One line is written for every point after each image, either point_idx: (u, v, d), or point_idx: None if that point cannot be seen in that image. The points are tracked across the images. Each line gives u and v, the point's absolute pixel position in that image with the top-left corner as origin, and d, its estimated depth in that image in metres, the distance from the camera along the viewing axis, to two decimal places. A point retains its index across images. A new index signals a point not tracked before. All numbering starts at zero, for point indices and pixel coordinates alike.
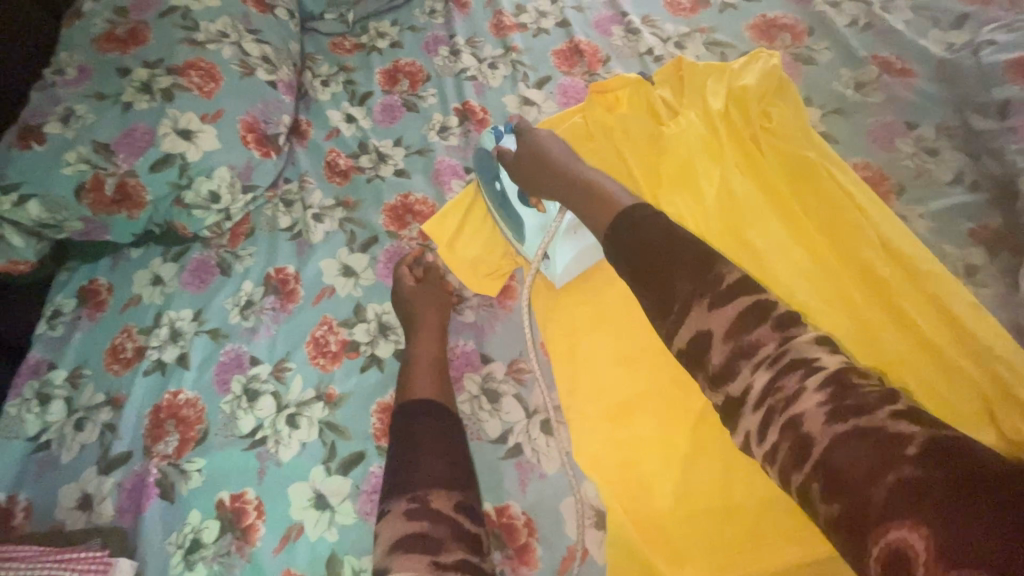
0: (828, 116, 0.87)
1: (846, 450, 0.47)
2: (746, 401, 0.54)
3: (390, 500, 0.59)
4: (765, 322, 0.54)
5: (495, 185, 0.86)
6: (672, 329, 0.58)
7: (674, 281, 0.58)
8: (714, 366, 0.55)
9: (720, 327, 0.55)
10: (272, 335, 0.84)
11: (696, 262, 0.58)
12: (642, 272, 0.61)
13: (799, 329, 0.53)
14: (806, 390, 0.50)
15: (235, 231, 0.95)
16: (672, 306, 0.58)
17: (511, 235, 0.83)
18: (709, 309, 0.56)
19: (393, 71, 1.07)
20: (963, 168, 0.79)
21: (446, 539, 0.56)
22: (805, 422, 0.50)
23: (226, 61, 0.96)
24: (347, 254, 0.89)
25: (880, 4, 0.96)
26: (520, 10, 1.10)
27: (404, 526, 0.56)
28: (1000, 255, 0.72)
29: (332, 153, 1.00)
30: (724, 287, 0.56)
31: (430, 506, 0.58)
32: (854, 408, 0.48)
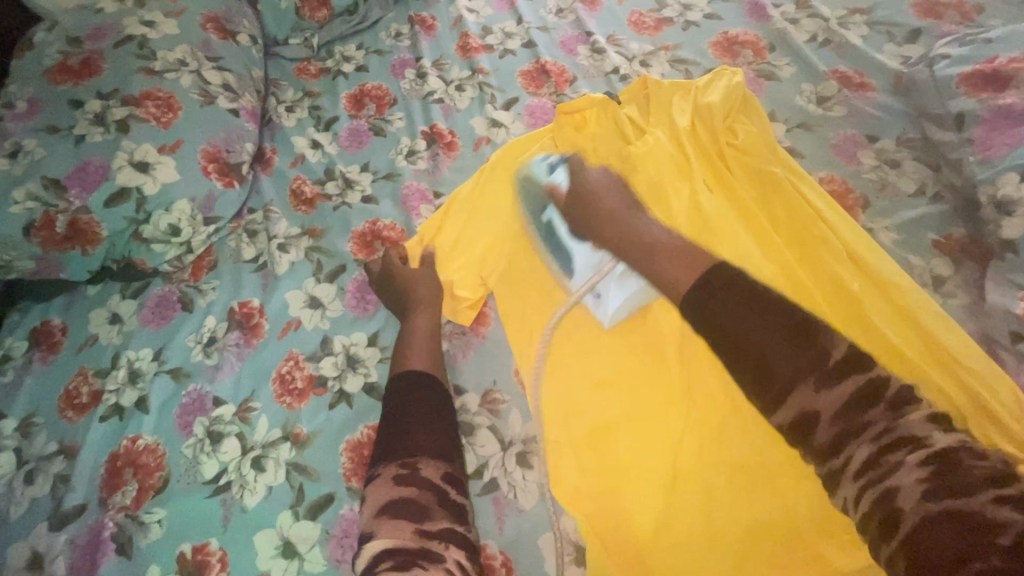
0: (792, 131, 0.87)
1: (937, 530, 0.46)
2: (846, 470, 0.54)
3: (380, 465, 0.61)
4: (878, 401, 0.53)
5: (544, 217, 0.83)
6: (770, 406, 0.57)
7: (775, 361, 0.56)
8: (818, 442, 0.55)
9: (830, 410, 0.54)
10: (236, 373, 0.81)
11: (794, 333, 0.56)
12: (738, 348, 0.58)
13: (909, 407, 0.53)
14: (905, 463, 0.50)
15: (198, 264, 0.92)
16: (772, 384, 0.56)
17: (558, 269, 0.81)
18: (817, 389, 0.54)
19: (359, 95, 1.06)
20: (924, 179, 0.79)
21: (432, 508, 0.57)
22: (900, 495, 0.49)
23: (185, 90, 0.94)
24: (314, 285, 0.87)
25: (837, 21, 0.98)
26: (486, 32, 1.10)
27: (393, 492, 0.58)
28: (964, 266, 0.72)
29: (298, 181, 0.97)
30: (831, 365, 0.55)
31: (419, 474, 0.59)
32: (954, 489, 0.48)
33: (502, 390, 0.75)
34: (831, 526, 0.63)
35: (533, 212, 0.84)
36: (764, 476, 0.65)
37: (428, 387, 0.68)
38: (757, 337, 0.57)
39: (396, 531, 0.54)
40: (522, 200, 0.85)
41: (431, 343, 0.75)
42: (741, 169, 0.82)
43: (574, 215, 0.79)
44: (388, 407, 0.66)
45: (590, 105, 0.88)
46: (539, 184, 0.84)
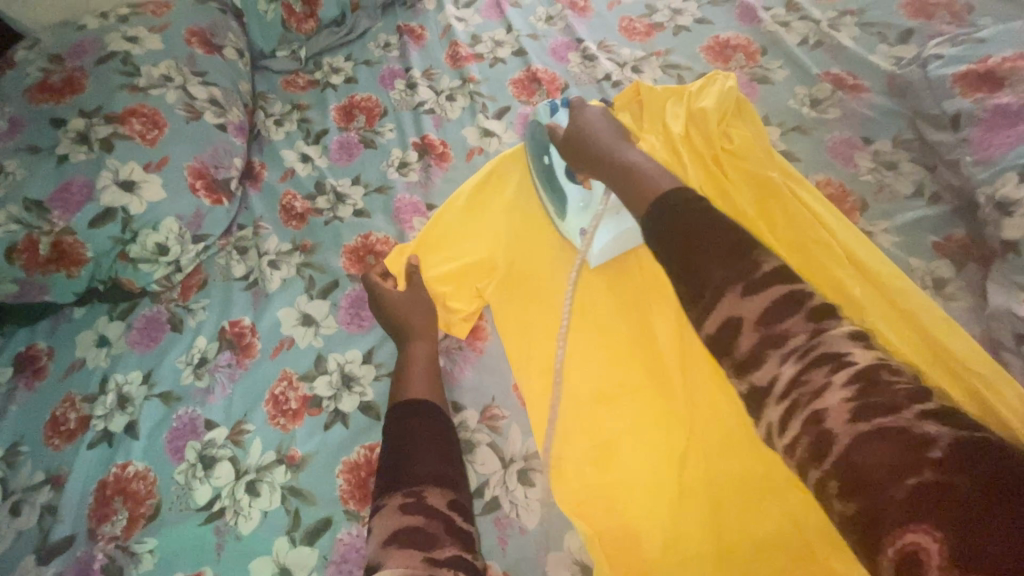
0: (787, 134, 0.87)
1: (867, 448, 0.45)
2: (771, 391, 0.52)
3: (385, 495, 0.58)
4: (799, 311, 0.53)
5: (545, 159, 0.85)
6: (700, 315, 0.57)
7: (707, 271, 0.57)
8: (740, 354, 0.54)
9: (752, 314, 0.54)
10: (228, 395, 0.79)
11: (731, 247, 0.57)
12: (676, 258, 0.59)
13: (833, 323, 0.52)
14: (832, 383, 0.48)
15: (187, 283, 0.90)
16: (703, 292, 0.57)
17: (553, 211, 0.83)
18: (743, 295, 0.54)
19: (349, 106, 1.04)
20: (922, 181, 0.79)
21: (440, 537, 0.54)
22: (827, 416, 0.48)
23: (170, 106, 0.92)
24: (306, 302, 0.85)
25: (828, 23, 0.97)
26: (475, 40, 1.09)
27: (400, 521, 0.55)
28: (965, 267, 0.71)
29: (288, 196, 0.96)
30: (758, 274, 0.55)
31: (425, 502, 0.57)
32: (883, 407, 0.46)
33: (502, 406, 0.74)
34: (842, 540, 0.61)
35: (534, 154, 0.86)
36: (769, 486, 0.64)
37: (430, 415, 0.66)
38: (701, 243, 0.58)
39: (404, 563, 0.51)
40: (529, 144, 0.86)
41: (430, 371, 0.72)
42: (737, 174, 0.81)
43: (569, 148, 0.80)
44: (388, 436, 0.64)
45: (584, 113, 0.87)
46: (540, 127, 0.86)
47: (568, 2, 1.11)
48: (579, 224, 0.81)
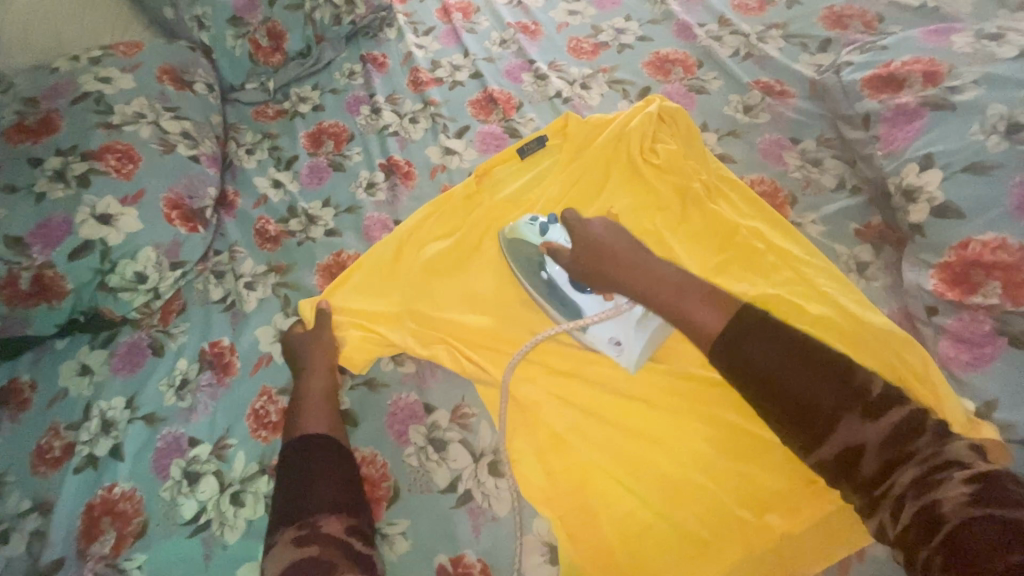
0: (723, 138, 0.94)
1: (976, 535, 0.50)
2: (887, 491, 0.57)
3: (279, 531, 0.64)
4: (924, 431, 0.58)
5: (543, 274, 0.83)
6: (815, 442, 0.60)
7: (819, 403, 0.60)
8: (864, 470, 0.59)
9: (874, 439, 0.58)
10: (210, 413, 0.82)
11: (834, 372, 0.60)
12: (775, 392, 0.62)
13: (953, 437, 0.57)
14: (950, 479, 0.54)
15: (167, 308, 0.94)
16: (816, 420, 0.60)
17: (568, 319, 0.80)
18: (864, 422, 0.59)
19: (318, 133, 1.10)
20: (844, 175, 0.86)
21: (337, 561, 0.61)
22: (941, 505, 0.53)
23: (144, 141, 0.97)
24: (283, 320, 0.89)
25: (756, 36, 1.06)
26: (435, 65, 1.16)
27: (295, 553, 0.61)
28: (884, 250, 0.79)
29: (261, 220, 1.00)
30: (872, 400, 0.59)
31: (319, 531, 0.63)
32: (997, 502, 0.52)
33: (470, 405, 0.78)
34: (779, 501, 0.67)
35: (530, 271, 0.84)
36: (711, 462, 0.70)
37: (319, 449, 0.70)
38: (796, 371, 0.61)
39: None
40: (520, 264, 0.85)
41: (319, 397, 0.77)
42: (648, 195, 0.88)
43: (584, 266, 0.79)
44: (284, 470, 0.69)
45: (512, 154, 0.97)
46: (530, 247, 0.84)
47: (520, 27, 1.19)
48: (609, 333, 0.77)
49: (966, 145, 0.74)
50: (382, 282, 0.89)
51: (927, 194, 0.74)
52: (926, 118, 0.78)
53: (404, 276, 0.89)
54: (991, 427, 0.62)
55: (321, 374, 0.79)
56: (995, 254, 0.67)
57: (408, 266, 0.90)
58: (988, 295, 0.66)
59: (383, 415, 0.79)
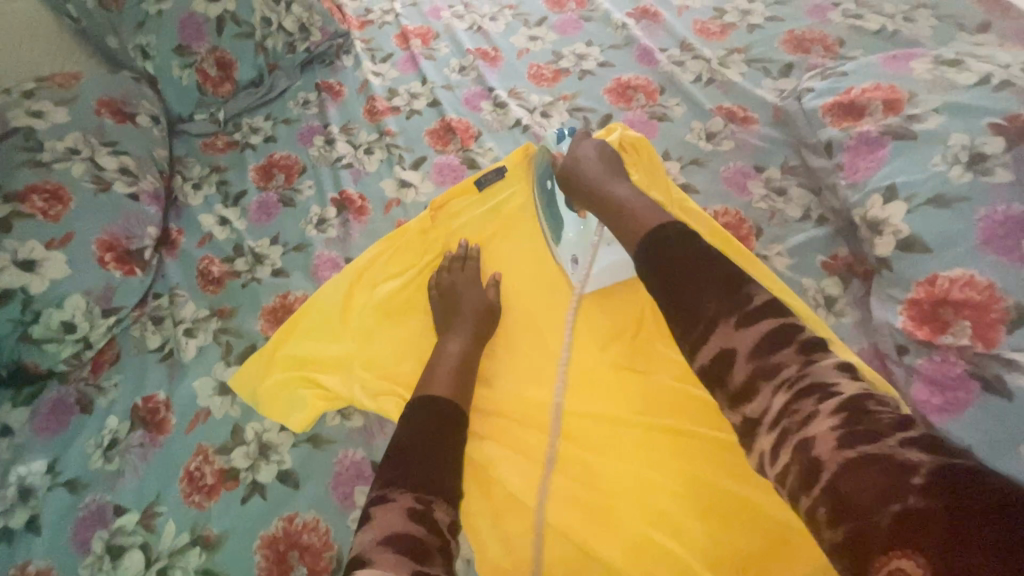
0: (686, 167, 0.91)
1: (849, 476, 0.48)
2: (763, 420, 0.56)
3: (395, 489, 0.58)
4: (790, 347, 0.57)
5: (547, 184, 0.87)
6: (696, 344, 0.60)
7: (703, 303, 0.59)
8: (734, 385, 0.57)
9: (745, 346, 0.57)
10: (140, 476, 0.75)
11: (726, 281, 0.60)
12: (668, 288, 0.62)
13: (821, 357, 0.55)
14: (818, 410, 0.52)
15: (99, 359, 0.87)
16: (697, 321, 0.60)
17: (549, 235, 0.85)
18: (736, 328, 0.58)
19: (268, 166, 1.05)
20: (809, 205, 0.84)
21: (433, 553, 0.53)
22: (815, 444, 0.51)
23: (76, 179, 0.91)
24: (224, 368, 0.83)
25: (718, 61, 1.04)
26: (392, 93, 1.12)
27: (405, 524, 0.54)
28: (852, 284, 0.76)
29: (205, 260, 0.95)
30: (751, 309, 0.58)
31: (431, 513, 0.56)
32: (866, 434, 0.49)
33: None
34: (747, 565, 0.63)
35: (539, 182, 0.87)
36: (676, 522, 0.65)
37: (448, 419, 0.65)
38: (694, 276, 0.61)
39: (394, 568, 0.51)
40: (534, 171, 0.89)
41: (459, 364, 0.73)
42: None
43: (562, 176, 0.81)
44: (405, 429, 0.63)
45: (469, 185, 0.92)
46: (547, 154, 0.87)
47: (479, 53, 1.16)
48: (572, 252, 0.83)
49: (929, 175, 0.71)
50: (333, 328, 0.84)
51: (892, 226, 0.70)
52: (888, 147, 0.76)
53: (355, 322, 0.85)
54: None
55: (457, 334, 0.77)
56: (964, 291, 0.64)
57: (360, 309, 0.86)
58: (958, 335, 0.63)
59: (327, 475, 0.73)
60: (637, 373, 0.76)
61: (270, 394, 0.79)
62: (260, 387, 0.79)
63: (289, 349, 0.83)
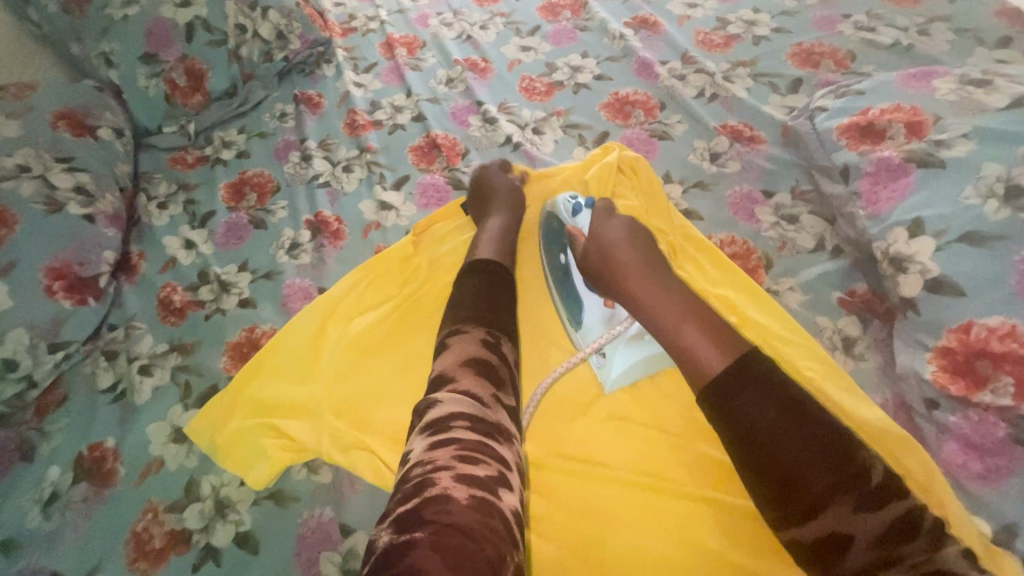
0: (689, 191, 0.85)
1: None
2: None
3: (467, 324, 0.63)
4: (916, 531, 0.48)
5: (561, 258, 0.80)
6: (794, 521, 0.51)
7: (807, 477, 0.50)
8: (846, 568, 0.49)
9: (864, 534, 0.48)
10: (81, 538, 0.67)
11: (834, 448, 0.50)
12: (758, 454, 0.52)
13: (946, 540, 0.48)
14: None
15: (44, 399, 0.78)
16: (800, 498, 0.50)
17: (568, 318, 0.77)
18: (854, 512, 0.49)
19: (240, 184, 0.98)
20: (823, 234, 0.77)
21: (506, 384, 0.60)
22: None
23: (25, 200, 0.83)
24: (181, 413, 0.75)
25: (722, 74, 0.98)
26: (374, 106, 1.05)
27: (481, 353, 0.60)
28: (871, 324, 0.69)
29: (167, 288, 0.87)
30: (869, 488, 0.49)
31: (500, 348, 0.62)
32: None
33: None
34: None
35: (550, 252, 0.81)
36: None
37: (498, 279, 0.69)
38: (792, 442, 0.51)
39: (476, 387, 0.57)
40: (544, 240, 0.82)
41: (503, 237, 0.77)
42: None
43: (592, 266, 0.72)
44: (460, 291, 0.68)
45: (454, 210, 0.88)
46: (559, 222, 0.82)
47: (468, 64, 1.09)
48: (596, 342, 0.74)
49: (959, 209, 0.64)
50: (305, 364, 0.77)
51: (919, 265, 0.64)
52: (914, 175, 0.69)
53: (328, 357, 0.78)
54: (1013, 560, 0.51)
55: (501, 216, 0.80)
56: (1003, 342, 0.57)
57: (333, 345, 0.79)
58: (999, 394, 0.56)
59: (290, 539, 0.65)
60: (635, 425, 0.70)
61: (231, 442, 0.71)
62: (220, 435, 0.72)
63: (255, 388, 0.76)
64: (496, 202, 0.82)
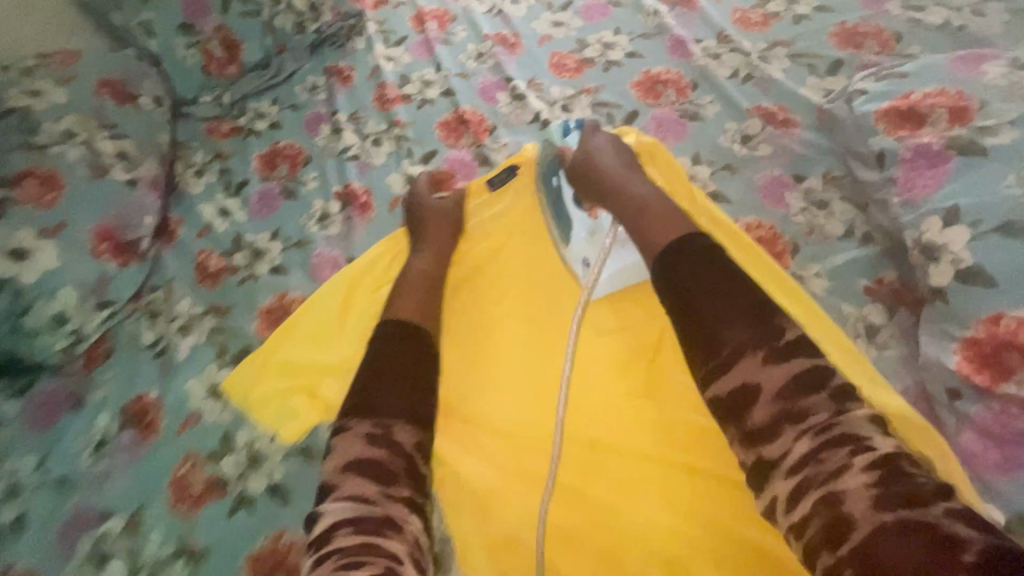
0: (717, 173, 0.84)
1: (888, 541, 0.45)
2: (781, 464, 0.53)
3: (352, 418, 0.61)
4: (822, 390, 0.54)
5: (554, 181, 0.85)
6: (714, 373, 0.57)
7: (727, 332, 0.57)
8: (755, 426, 0.54)
9: (771, 385, 0.54)
10: (127, 480, 0.72)
11: (754, 308, 0.57)
12: (687, 310, 0.59)
13: (853, 404, 0.53)
14: (851, 463, 0.50)
15: (92, 352, 0.83)
16: (719, 349, 0.57)
17: (558, 236, 0.82)
18: (763, 364, 0.55)
19: (272, 154, 1.00)
20: (853, 221, 0.76)
21: (400, 474, 0.58)
22: (846, 500, 0.49)
23: (72, 164, 0.87)
24: (217, 370, 0.79)
25: (759, 54, 0.95)
26: (404, 80, 1.06)
27: (363, 450, 0.58)
28: (898, 314, 0.69)
29: (203, 253, 0.91)
30: (781, 344, 0.55)
31: (392, 437, 0.60)
32: (907, 499, 0.47)
33: None
34: None
35: (543, 175, 0.86)
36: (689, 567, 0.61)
37: (416, 336, 0.67)
38: (717, 301, 0.58)
39: (360, 488, 0.56)
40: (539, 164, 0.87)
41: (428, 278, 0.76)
42: None
43: (576, 175, 0.78)
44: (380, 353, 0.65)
45: (480, 186, 0.88)
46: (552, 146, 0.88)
47: (498, 38, 1.08)
48: (583, 252, 0.79)
49: (999, 198, 0.63)
50: (333, 330, 0.80)
51: (951, 254, 0.63)
52: (953, 162, 0.67)
53: (356, 324, 0.81)
54: None
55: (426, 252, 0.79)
56: None
57: (360, 312, 0.82)
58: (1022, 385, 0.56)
59: None
60: (653, 402, 0.71)
61: (263, 401, 0.75)
62: (252, 395, 0.76)
63: (285, 352, 0.79)
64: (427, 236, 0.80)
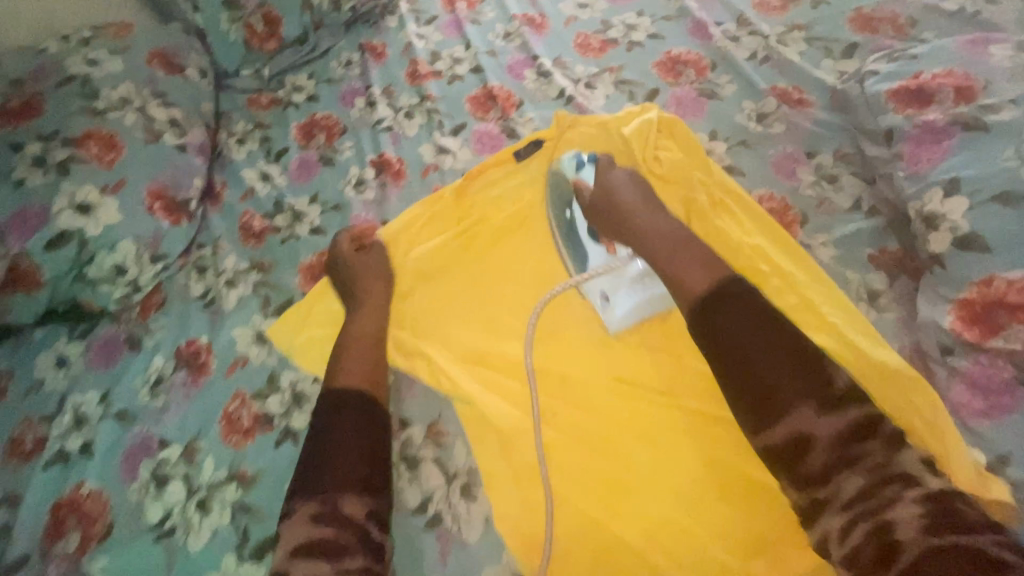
0: (733, 148, 0.88)
1: (936, 564, 0.50)
2: (834, 502, 0.57)
3: (296, 502, 0.63)
4: (875, 437, 0.58)
5: (567, 213, 0.85)
6: (764, 423, 0.60)
7: (777, 382, 0.60)
8: (810, 471, 0.58)
9: (826, 436, 0.58)
10: (182, 413, 0.79)
11: (798, 354, 0.61)
12: (734, 358, 0.62)
13: (905, 449, 0.58)
14: (902, 499, 0.54)
15: (147, 302, 0.91)
16: (766, 395, 0.60)
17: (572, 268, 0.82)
18: (817, 415, 0.58)
19: (310, 125, 1.06)
20: (860, 195, 0.80)
21: (351, 546, 0.60)
22: (897, 528, 0.53)
23: (129, 128, 0.94)
24: (262, 320, 0.86)
25: (777, 37, 0.99)
26: (435, 57, 1.11)
27: (313, 530, 0.60)
28: (899, 279, 0.73)
29: (247, 214, 0.97)
30: (829, 393, 0.59)
31: (341, 513, 0.62)
32: (956, 526, 0.51)
33: (447, 423, 0.75)
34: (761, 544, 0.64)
35: (556, 206, 0.86)
36: (702, 496, 0.67)
37: (360, 405, 0.69)
38: (762, 351, 0.61)
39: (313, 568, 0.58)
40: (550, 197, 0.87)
41: (374, 338, 0.77)
42: None
43: (597, 208, 0.80)
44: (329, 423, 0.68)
45: (507, 156, 0.94)
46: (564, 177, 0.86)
47: (525, 19, 1.13)
48: (599, 287, 0.78)
49: (996, 170, 0.68)
50: None
51: (950, 222, 0.68)
52: (955, 138, 0.72)
53: None
54: (1001, 484, 0.58)
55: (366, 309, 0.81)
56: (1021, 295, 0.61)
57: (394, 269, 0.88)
58: (1011, 340, 0.61)
59: None
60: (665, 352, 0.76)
61: (306, 346, 0.82)
62: (295, 341, 0.83)
63: (327, 302, 0.86)
64: (365, 293, 0.82)
